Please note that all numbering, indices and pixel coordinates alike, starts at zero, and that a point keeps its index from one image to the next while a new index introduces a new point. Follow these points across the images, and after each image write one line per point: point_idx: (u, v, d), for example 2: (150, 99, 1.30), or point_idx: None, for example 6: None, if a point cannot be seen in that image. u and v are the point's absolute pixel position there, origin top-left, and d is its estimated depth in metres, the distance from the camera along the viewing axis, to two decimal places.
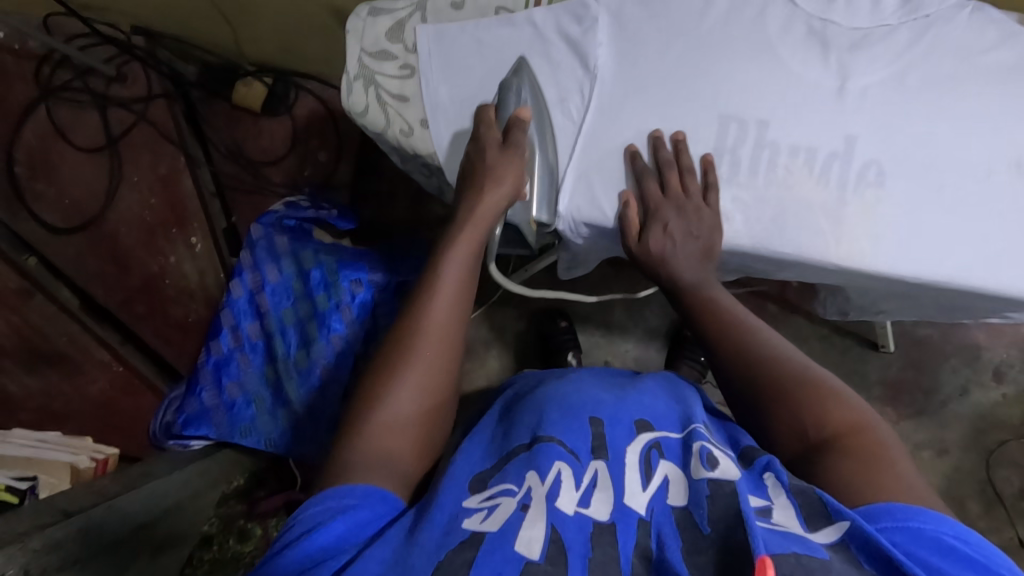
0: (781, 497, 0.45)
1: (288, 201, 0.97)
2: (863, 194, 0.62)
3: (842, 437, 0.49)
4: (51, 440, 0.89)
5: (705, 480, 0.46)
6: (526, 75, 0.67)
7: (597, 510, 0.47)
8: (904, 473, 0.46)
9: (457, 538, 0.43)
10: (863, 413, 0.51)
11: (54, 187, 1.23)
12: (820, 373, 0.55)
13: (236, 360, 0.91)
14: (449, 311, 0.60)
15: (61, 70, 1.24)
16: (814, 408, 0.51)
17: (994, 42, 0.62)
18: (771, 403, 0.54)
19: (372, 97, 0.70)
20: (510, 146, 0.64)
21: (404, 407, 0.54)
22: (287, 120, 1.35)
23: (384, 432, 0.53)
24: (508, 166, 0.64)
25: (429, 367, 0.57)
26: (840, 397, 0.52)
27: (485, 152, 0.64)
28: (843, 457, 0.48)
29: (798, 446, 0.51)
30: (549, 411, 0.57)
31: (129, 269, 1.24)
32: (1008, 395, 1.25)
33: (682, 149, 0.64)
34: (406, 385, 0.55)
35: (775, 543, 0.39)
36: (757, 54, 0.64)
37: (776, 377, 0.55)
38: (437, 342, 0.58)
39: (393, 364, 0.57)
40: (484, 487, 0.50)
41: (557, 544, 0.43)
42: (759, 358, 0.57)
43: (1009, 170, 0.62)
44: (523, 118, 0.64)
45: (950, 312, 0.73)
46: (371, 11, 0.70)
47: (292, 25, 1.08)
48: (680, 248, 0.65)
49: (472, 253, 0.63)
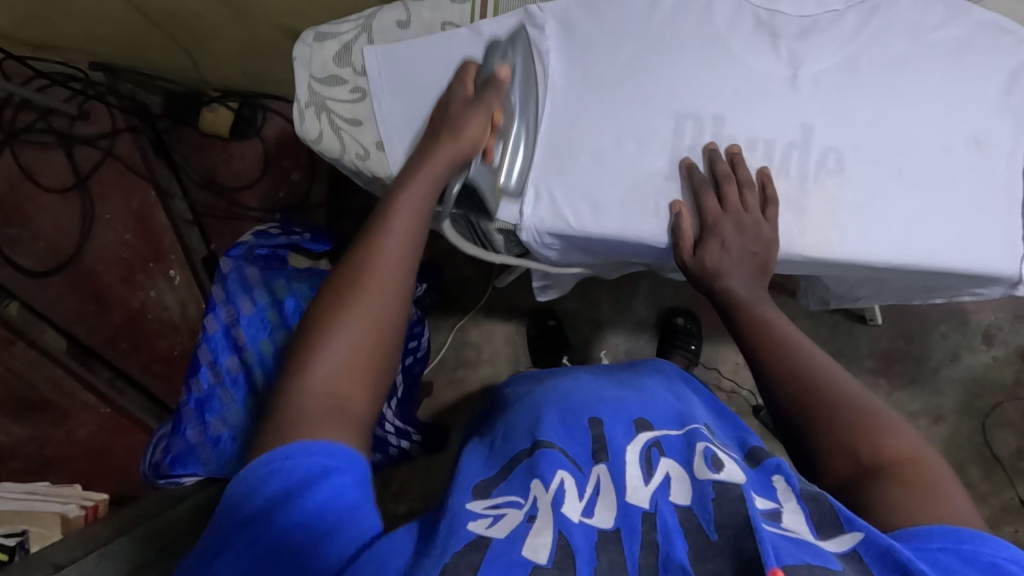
0: (792, 501, 0.43)
1: (257, 229, 0.94)
2: (823, 182, 0.62)
3: (893, 464, 0.46)
4: (40, 491, 0.89)
5: (710, 483, 0.44)
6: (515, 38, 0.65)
7: (600, 518, 0.44)
8: (956, 503, 0.43)
9: (463, 541, 0.39)
10: (915, 445, 0.47)
11: (27, 230, 1.23)
12: (875, 405, 0.50)
13: (218, 395, 0.87)
14: (403, 247, 0.52)
15: (23, 113, 1.25)
16: (865, 434, 0.48)
17: (941, 19, 0.61)
18: (819, 425, 0.50)
19: (325, 124, 0.69)
20: (479, 100, 0.61)
21: (349, 355, 0.47)
22: (258, 142, 1.33)
23: (334, 374, 0.46)
24: (478, 117, 0.60)
25: (379, 298, 0.49)
26: (892, 424, 0.48)
27: (453, 104, 0.61)
28: (897, 485, 0.44)
29: (847, 468, 0.48)
30: (547, 412, 0.57)
31: (110, 306, 1.23)
32: (999, 357, 1.25)
33: (739, 163, 0.62)
34: (352, 330, 0.47)
35: (788, 554, 0.37)
36: (706, 49, 0.63)
37: (827, 399, 0.51)
38: (383, 279, 0.50)
39: (333, 311, 0.48)
40: (489, 495, 0.47)
41: (564, 549, 0.40)
42: (810, 384, 0.52)
43: (966, 147, 0.61)
44: (502, 78, 0.62)
45: (921, 292, 0.70)
46: (317, 37, 0.69)
47: (248, 48, 1.07)
48: (736, 265, 0.63)
49: (428, 190, 0.56)
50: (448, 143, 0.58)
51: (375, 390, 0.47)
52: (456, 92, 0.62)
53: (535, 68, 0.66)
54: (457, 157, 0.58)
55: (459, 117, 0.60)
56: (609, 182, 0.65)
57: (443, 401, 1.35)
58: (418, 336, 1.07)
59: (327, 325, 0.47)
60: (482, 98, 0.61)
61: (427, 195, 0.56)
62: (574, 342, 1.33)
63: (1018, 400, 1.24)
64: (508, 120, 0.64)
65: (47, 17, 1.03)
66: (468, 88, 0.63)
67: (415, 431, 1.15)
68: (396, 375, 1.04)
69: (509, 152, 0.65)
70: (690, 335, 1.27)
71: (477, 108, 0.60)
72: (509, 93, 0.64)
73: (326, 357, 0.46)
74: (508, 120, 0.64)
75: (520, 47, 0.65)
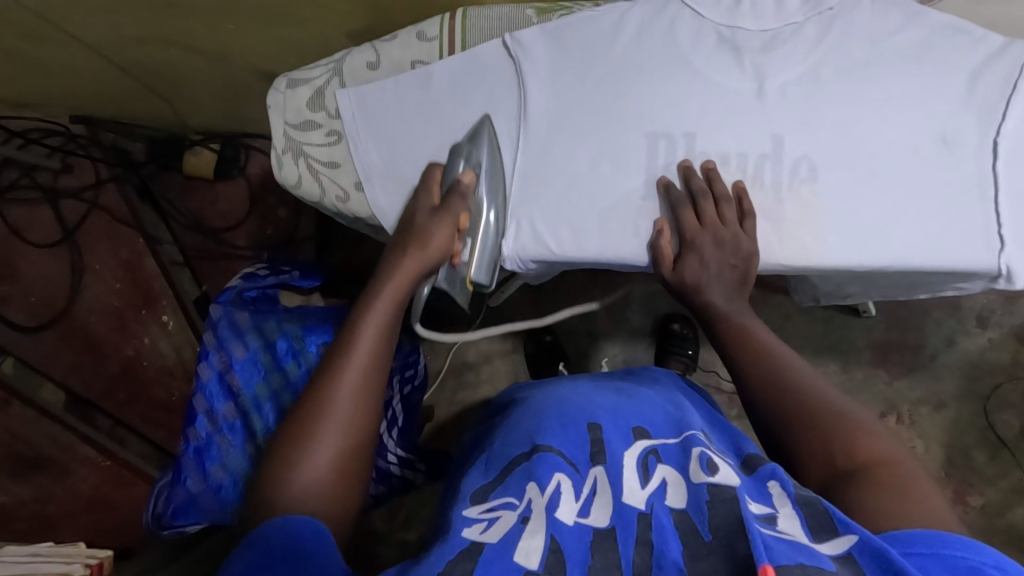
0: (787, 506, 0.43)
1: (245, 272, 0.93)
2: (798, 191, 0.63)
3: (869, 467, 0.46)
4: (44, 552, 0.88)
5: (705, 485, 0.44)
6: (479, 143, 0.65)
7: (596, 516, 0.46)
8: (934, 503, 0.44)
9: (457, 549, 0.41)
10: (892, 448, 0.48)
11: (18, 287, 1.21)
12: (851, 410, 0.50)
13: (216, 443, 0.86)
14: (370, 357, 0.52)
15: (6, 171, 1.25)
16: (841, 438, 0.48)
17: (900, 23, 0.62)
18: (800, 434, 0.50)
19: (303, 167, 0.70)
20: (444, 210, 0.62)
21: (321, 473, 0.46)
22: (241, 181, 1.33)
23: (308, 485, 0.46)
24: (443, 227, 0.61)
25: (348, 415, 0.49)
26: (866, 427, 0.49)
27: (417, 214, 0.62)
28: (874, 488, 0.45)
29: (826, 473, 0.48)
30: (547, 417, 0.57)
31: (105, 357, 1.23)
32: (995, 339, 1.25)
33: (714, 177, 0.63)
34: (324, 444, 0.47)
35: (783, 554, 0.37)
36: (673, 70, 0.64)
37: (809, 408, 0.51)
38: (358, 386, 0.50)
39: (311, 420, 0.48)
40: (485, 500, 0.49)
41: (556, 553, 0.42)
42: (789, 393, 0.52)
43: (936, 145, 0.62)
44: (464, 185, 0.62)
45: (904, 288, 0.70)
46: (289, 83, 0.71)
47: (226, 92, 1.08)
48: (715, 278, 0.63)
49: (399, 296, 0.57)
50: (415, 254, 0.59)
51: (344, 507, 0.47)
52: (422, 200, 0.63)
53: (502, 161, 0.67)
54: (426, 265, 0.59)
55: (425, 228, 0.61)
56: (584, 207, 0.65)
57: (445, 425, 1.35)
58: (415, 365, 1.07)
59: (304, 435, 0.47)
60: (447, 207, 0.62)
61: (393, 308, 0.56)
62: (571, 356, 1.33)
63: (1018, 380, 1.24)
64: (476, 219, 0.64)
65: (23, 78, 1.04)
66: (434, 197, 0.64)
67: (418, 459, 1.13)
68: (395, 407, 1.04)
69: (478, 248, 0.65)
70: (686, 340, 1.27)
71: (442, 218, 0.61)
72: (474, 194, 0.64)
73: (295, 480, 0.46)
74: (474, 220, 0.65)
75: (486, 139, 0.65)
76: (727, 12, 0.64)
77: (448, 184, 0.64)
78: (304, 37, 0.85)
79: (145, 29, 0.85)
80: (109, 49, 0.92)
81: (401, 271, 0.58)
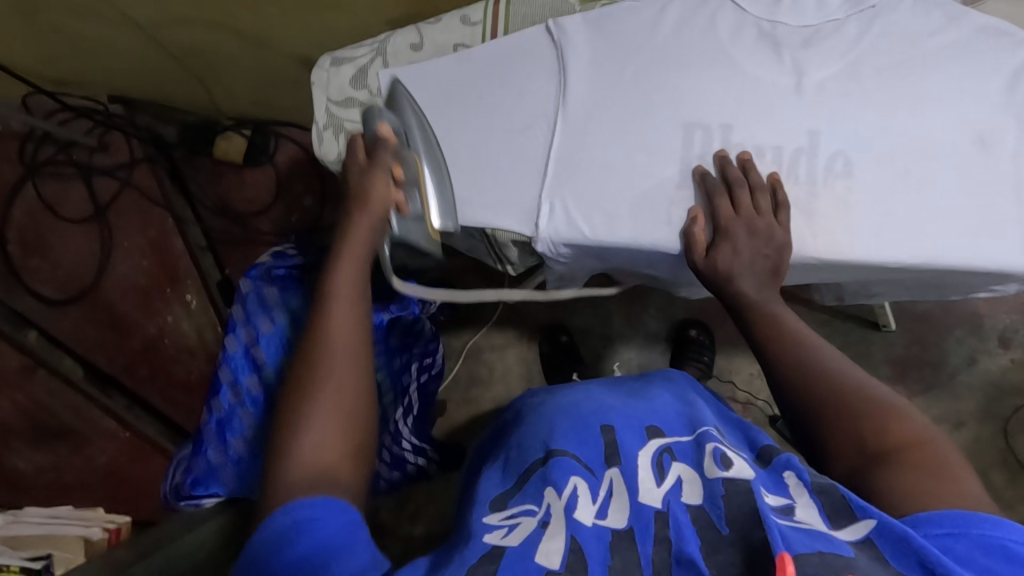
0: (804, 495, 0.43)
1: (275, 251, 0.94)
2: (833, 186, 0.63)
3: (902, 449, 0.46)
4: (65, 515, 0.90)
5: (720, 480, 0.45)
6: (400, 93, 0.68)
7: (614, 518, 0.45)
8: (967, 485, 0.44)
9: (478, 552, 0.41)
10: (924, 428, 0.47)
11: (47, 261, 1.26)
12: (883, 394, 0.50)
13: (238, 416, 0.87)
14: (345, 320, 0.56)
15: (44, 147, 1.28)
16: (871, 422, 0.48)
17: (939, 25, 0.63)
18: (831, 417, 0.50)
19: (342, 144, 0.72)
20: (377, 164, 0.63)
21: (326, 430, 0.50)
22: (270, 169, 1.35)
23: (313, 450, 0.48)
24: (380, 181, 0.63)
25: (338, 376, 0.52)
26: (898, 411, 0.49)
27: (353, 177, 0.64)
28: (910, 471, 0.44)
29: (855, 457, 0.48)
30: (559, 423, 0.57)
31: (128, 332, 1.25)
32: (1016, 360, 1.24)
33: (750, 168, 0.63)
34: (320, 403, 0.51)
35: (799, 543, 0.38)
36: (712, 62, 0.65)
37: (837, 392, 0.51)
38: (341, 350, 0.54)
39: (304, 385, 0.52)
40: (505, 507, 0.49)
41: (576, 553, 0.41)
42: (819, 375, 0.53)
43: (973, 146, 0.62)
44: (385, 134, 0.64)
45: (936, 290, 0.70)
46: (334, 61, 0.72)
47: (262, 78, 1.11)
48: (747, 268, 0.63)
49: (362, 263, 0.60)
50: (364, 214, 0.62)
51: (356, 457, 0.50)
52: (350, 165, 0.64)
53: (431, 128, 0.69)
54: (376, 220, 0.62)
55: (363, 184, 0.63)
56: (619, 193, 0.66)
57: (456, 419, 1.35)
58: (433, 354, 1.04)
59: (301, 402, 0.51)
60: (377, 160, 0.63)
61: (358, 274, 0.60)
62: (587, 357, 1.33)
63: None
64: (412, 171, 0.65)
65: (69, 55, 1.07)
66: (360, 155, 0.64)
67: (432, 448, 1.13)
68: (412, 395, 1.03)
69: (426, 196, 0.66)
70: (703, 347, 1.27)
71: (376, 169, 0.63)
72: (400, 146, 0.65)
73: (304, 439, 0.49)
74: (414, 170, 0.65)
75: (406, 107, 0.68)
76: (767, 8, 0.65)
77: (370, 141, 0.65)
78: (345, 23, 0.86)
79: (192, 10, 0.87)
80: (155, 29, 0.95)
81: (355, 238, 0.61)
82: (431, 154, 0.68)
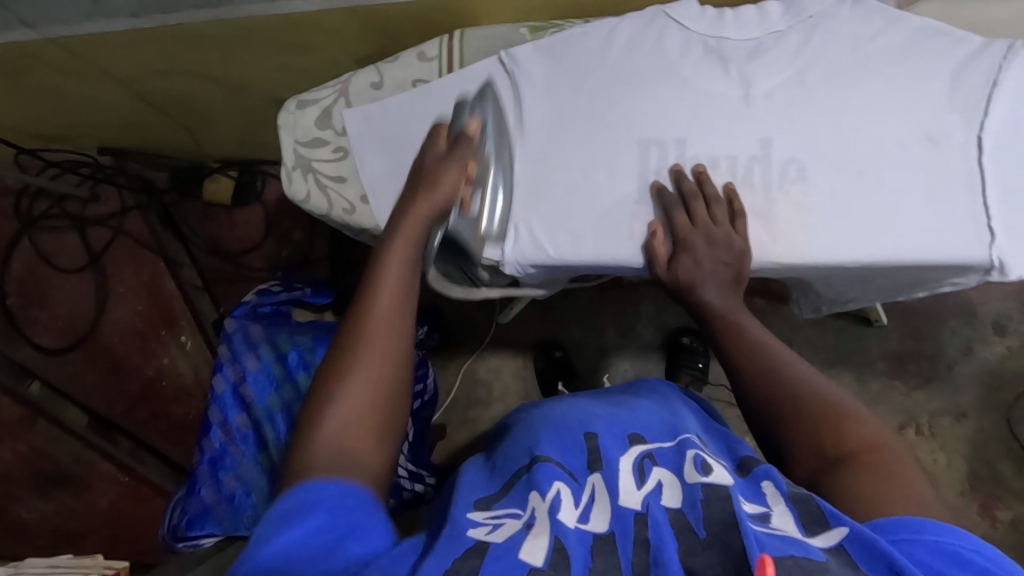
0: (781, 504, 0.43)
1: (260, 289, 0.96)
2: (788, 190, 0.65)
3: (857, 453, 0.47)
4: (64, 563, 0.91)
5: (700, 484, 0.46)
6: (489, 97, 0.69)
7: (595, 523, 0.45)
8: (919, 487, 0.44)
9: (462, 547, 0.41)
10: (881, 431, 0.48)
11: (46, 311, 1.29)
12: (844, 399, 0.51)
13: (230, 453, 0.89)
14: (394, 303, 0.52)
15: (38, 201, 1.33)
16: (830, 425, 0.49)
17: (881, 28, 0.64)
18: (794, 422, 0.51)
19: (311, 183, 0.74)
20: (454, 152, 0.62)
21: (353, 415, 0.46)
22: (258, 207, 1.36)
23: (341, 432, 0.46)
24: (452, 171, 0.61)
25: (378, 361, 0.49)
26: (853, 414, 0.50)
27: (431, 156, 0.63)
28: (862, 475, 0.45)
29: (814, 462, 0.49)
30: (541, 431, 0.56)
31: (127, 376, 1.27)
32: (1013, 347, 1.23)
33: (705, 180, 0.65)
34: (354, 389, 0.47)
35: (773, 547, 0.38)
36: (661, 81, 0.67)
37: (797, 397, 0.52)
38: (388, 339, 0.50)
39: (344, 361, 0.49)
40: (489, 508, 0.48)
41: (560, 552, 0.41)
42: (782, 380, 0.53)
43: (923, 143, 0.63)
44: (470, 132, 0.63)
45: (903, 288, 0.71)
46: (299, 104, 0.75)
47: (244, 120, 1.13)
48: (710, 276, 0.64)
49: (416, 242, 0.57)
50: (426, 199, 0.59)
51: (381, 440, 0.47)
52: (430, 149, 0.64)
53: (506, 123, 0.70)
54: (438, 208, 0.59)
55: (434, 175, 0.61)
56: (581, 211, 0.68)
57: (456, 441, 1.35)
58: (423, 378, 1.07)
59: (337, 383, 0.48)
60: (455, 151, 0.62)
61: (412, 253, 0.56)
62: (582, 371, 1.33)
63: None
64: (484, 168, 0.66)
65: (55, 111, 1.10)
66: (440, 145, 0.64)
67: (429, 474, 1.12)
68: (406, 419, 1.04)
69: (487, 203, 0.67)
70: (696, 353, 1.27)
71: (451, 162, 0.61)
72: (483, 143, 0.66)
73: (331, 413, 0.46)
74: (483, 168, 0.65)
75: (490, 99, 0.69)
76: (711, 23, 0.67)
77: (453, 135, 0.65)
78: (314, 63, 0.89)
79: (166, 62, 0.91)
80: (134, 81, 0.98)
81: (412, 216, 0.58)
82: (499, 139, 0.68)
